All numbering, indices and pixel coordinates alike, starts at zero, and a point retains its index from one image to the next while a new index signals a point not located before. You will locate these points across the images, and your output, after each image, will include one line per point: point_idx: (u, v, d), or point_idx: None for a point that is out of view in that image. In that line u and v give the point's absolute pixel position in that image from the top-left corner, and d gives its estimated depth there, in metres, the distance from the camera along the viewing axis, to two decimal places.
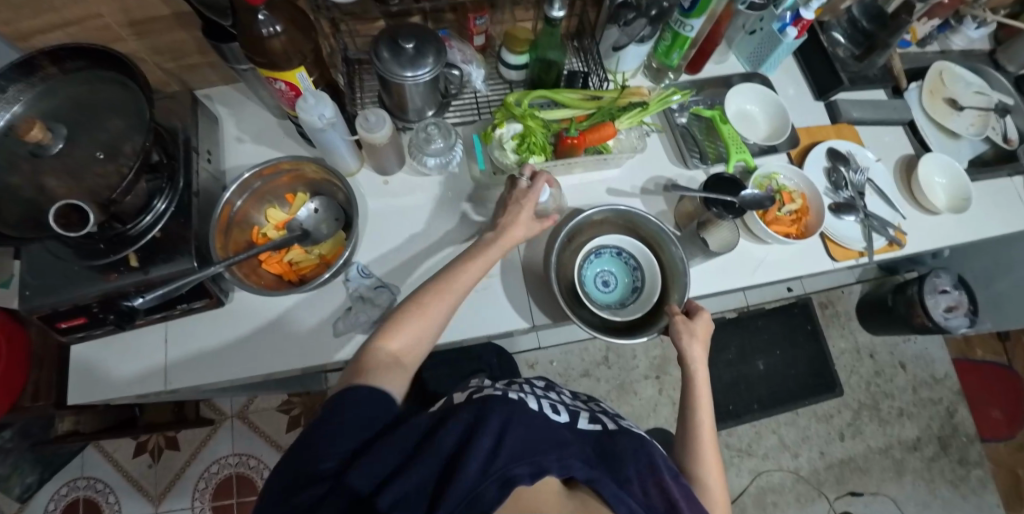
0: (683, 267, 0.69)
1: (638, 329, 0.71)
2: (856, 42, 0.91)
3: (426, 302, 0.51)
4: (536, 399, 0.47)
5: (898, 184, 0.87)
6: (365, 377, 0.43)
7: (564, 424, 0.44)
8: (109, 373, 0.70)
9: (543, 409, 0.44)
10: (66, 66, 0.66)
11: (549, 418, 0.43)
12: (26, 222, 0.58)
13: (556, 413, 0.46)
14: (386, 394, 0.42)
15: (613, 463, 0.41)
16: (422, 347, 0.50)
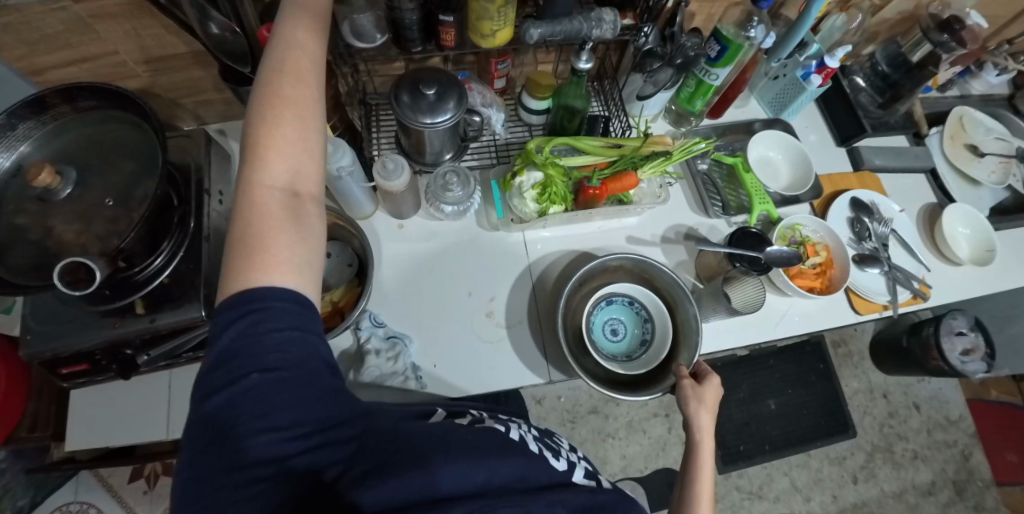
0: (696, 325, 0.65)
1: (645, 387, 0.67)
2: (877, 88, 0.90)
3: (272, 107, 0.37)
4: (526, 438, 0.40)
5: (921, 235, 0.85)
6: (255, 268, 0.33)
7: (560, 472, 0.36)
8: (110, 420, 0.67)
9: (541, 455, 0.37)
10: (79, 104, 0.65)
11: (544, 463, 0.36)
12: (31, 268, 0.56)
13: (556, 460, 0.38)
14: (295, 289, 0.33)
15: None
16: (309, 176, 0.38)
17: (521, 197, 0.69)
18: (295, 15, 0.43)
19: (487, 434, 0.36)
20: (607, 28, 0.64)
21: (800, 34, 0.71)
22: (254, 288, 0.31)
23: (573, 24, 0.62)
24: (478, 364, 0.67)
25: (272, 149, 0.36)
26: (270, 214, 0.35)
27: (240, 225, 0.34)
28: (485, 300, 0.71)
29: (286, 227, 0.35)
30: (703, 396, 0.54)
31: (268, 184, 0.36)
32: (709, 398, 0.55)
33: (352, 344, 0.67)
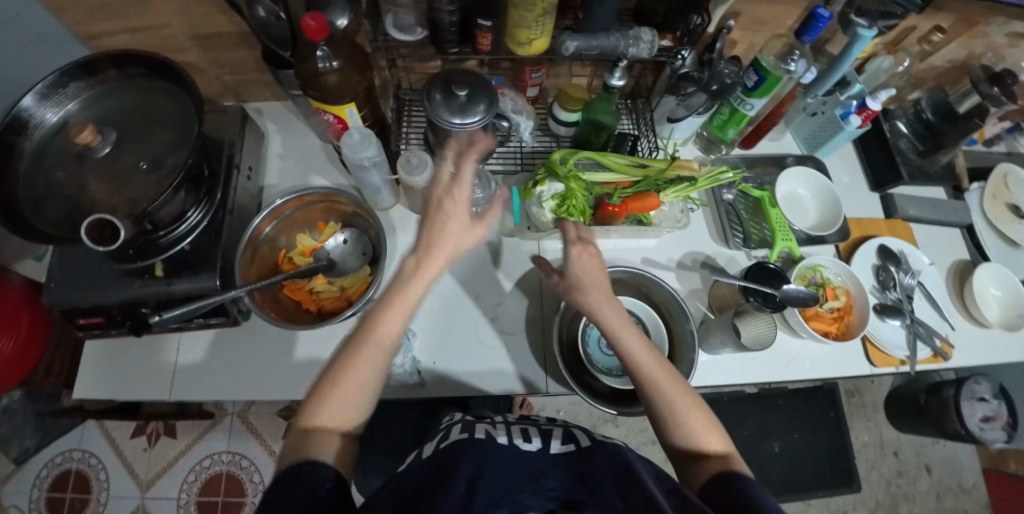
0: (694, 345, 0.63)
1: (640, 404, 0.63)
2: (918, 135, 0.87)
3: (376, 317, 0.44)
4: (501, 430, 0.41)
5: (949, 292, 0.82)
6: (305, 449, 0.38)
7: (535, 453, 0.37)
8: (119, 375, 0.69)
9: (511, 442, 0.38)
10: (127, 71, 0.68)
11: (515, 448, 0.37)
12: (62, 221, 0.59)
13: (528, 442, 0.39)
14: (316, 471, 0.35)
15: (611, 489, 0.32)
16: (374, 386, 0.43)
17: (539, 205, 0.70)
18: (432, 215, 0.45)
19: (463, 443, 0.37)
20: (643, 47, 0.63)
21: (839, 73, 0.69)
22: (283, 472, 0.35)
23: (609, 40, 0.61)
24: (477, 367, 0.67)
25: (356, 357, 0.42)
26: (326, 420, 0.40)
27: (305, 413, 0.41)
28: (491, 305, 0.71)
29: (325, 439, 0.39)
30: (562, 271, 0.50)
31: (340, 389, 0.41)
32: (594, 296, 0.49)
33: (358, 334, 0.68)
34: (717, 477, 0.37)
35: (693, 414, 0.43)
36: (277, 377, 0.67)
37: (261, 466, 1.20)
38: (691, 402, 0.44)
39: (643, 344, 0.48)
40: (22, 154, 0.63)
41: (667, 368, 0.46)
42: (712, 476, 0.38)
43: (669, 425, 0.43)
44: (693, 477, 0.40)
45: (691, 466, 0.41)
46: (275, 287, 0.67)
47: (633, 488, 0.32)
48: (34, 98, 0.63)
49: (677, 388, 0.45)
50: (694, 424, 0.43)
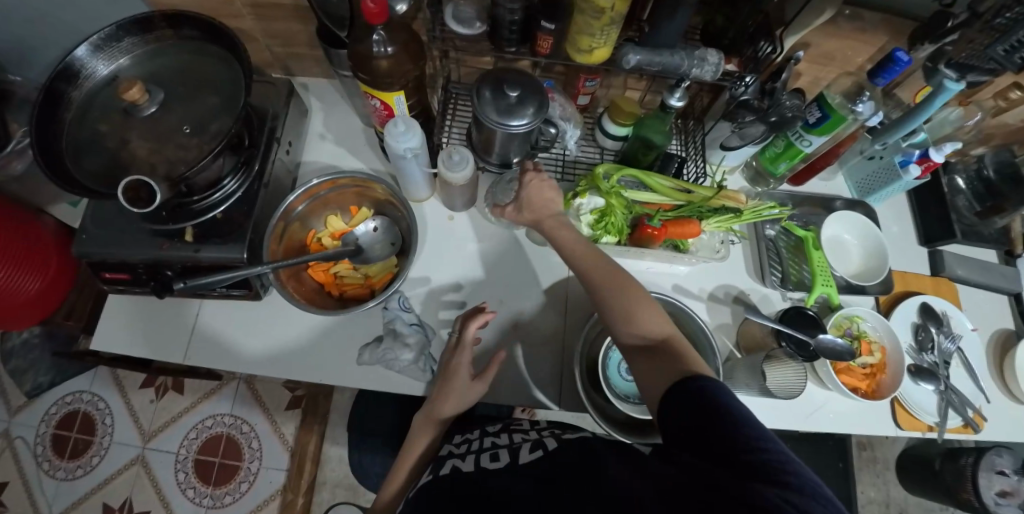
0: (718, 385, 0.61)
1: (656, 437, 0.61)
2: (976, 196, 0.83)
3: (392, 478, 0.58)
4: (469, 457, 0.48)
5: (989, 361, 0.77)
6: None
7: (500, 468, 0.43)
8: (139, 332, 0.70)
9: (478, 467, 0.45)
10: (182, 32, 0.68)
11: (481, 472, 0.44)
12: (103, 175, 0.60)
13: (494, 460, 0.45)
14: None
15: (579, 477, 0.36)
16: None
17: (576, 218, 0.69)
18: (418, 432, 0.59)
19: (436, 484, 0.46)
20: (707, 70, 0.61)
21: (914, 124, 0.65)
22: None
23: (673, 58, 0.59)
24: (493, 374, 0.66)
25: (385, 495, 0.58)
26: None
27: None
28: (515, 313, 0.70)
29: None
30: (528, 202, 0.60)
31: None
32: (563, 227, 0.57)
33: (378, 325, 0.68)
34: (685, 382, 0.36)
35: (648, 321, 0.46)
36: (297, 358, 0.67)
37: (261, 434, 1.21)
38: (653, 313, 0.46)
39: (608, 264, 0.52)
40: (69, 103, 0.63)
41: (631, 283, 0.50)
42: (665, 368, 0.40)
43: (626, 327, 0.47)
44: (641, 371, 0.42)
45: (641, 367, 0.43)
46: (300, 268, 0.67)
47: (595, 475, 0.35)
48: (88, 48, 0.63)
49: (636, 301, 0.48)
50: (647, 325, 0.46)
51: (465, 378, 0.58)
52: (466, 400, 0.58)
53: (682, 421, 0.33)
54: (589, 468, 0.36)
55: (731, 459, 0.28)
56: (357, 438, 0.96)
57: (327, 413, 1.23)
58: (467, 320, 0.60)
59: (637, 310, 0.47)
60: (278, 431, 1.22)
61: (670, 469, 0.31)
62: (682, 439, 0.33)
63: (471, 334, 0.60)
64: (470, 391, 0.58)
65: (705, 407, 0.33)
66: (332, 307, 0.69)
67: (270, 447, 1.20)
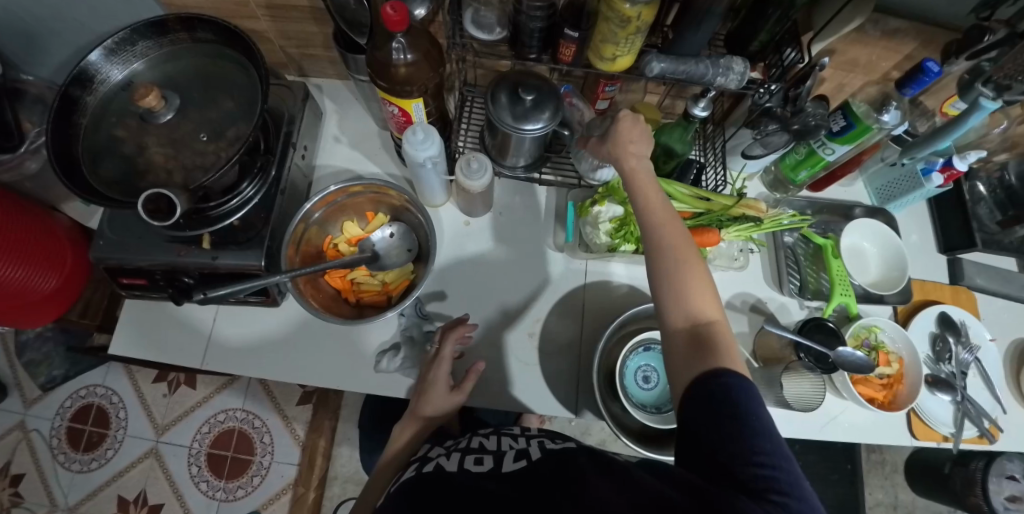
0: None
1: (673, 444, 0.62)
2: (999, 202, 0.82)
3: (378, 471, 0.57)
4: (454, 456, 0.45)
5: (1007, 373, 0.77)
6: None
7: (482, 473, 0.40)
8: (158, 335, 0.70)
9: (460, 468, 0.42)
10: (196, 36, 0.67)
11: (463, 473, 0.41)
12: (121, 181, 0.60)
13: (477, 464, 0.42)
14: None
15: (556, 489, 0.33)
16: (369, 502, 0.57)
17: (595, 226, 0.67)
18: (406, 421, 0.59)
19: (416, 478, 0.43)
20: (733, 78, 0.60)
21: (941, 143, 0.66)
22: None
23: (699, 67, 0.59)
24: (510, 380, 0.66)
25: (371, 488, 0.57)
26: None
27: None
28: (531, 320, 0.70)
29: None
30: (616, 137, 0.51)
31: None
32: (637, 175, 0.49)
33: (393, 330, 0.68)
34: (710, 372, 0.34)
35: (698, 298, 0.40)
36: (316, 365, 0.67)
37: (272, 429, 1.22)
38: (703, 287, 0.41)
39: (675, 224, 0.45)
40: (85, 109, 0.63)
41: (689, 249, 0.43)
42: (702, 356, 0.36)
43: (675, 302, 0.41)
44: (680, 356, 0.38)
45: (677, 350, 0.39)
46: (317, 275, 0.66)
47: (574, 487, 0.32)
48: (102, 53, 0.62)
49: (689, 269, 0.42)
50: (697, 302, 0.40)
51: (441, 391, 0.59)
52: (440, 412, 0.59)
53: (696, 416, 0.33)
54: (567, 480, 0.34)
55: (728, 468, 0.29)
56: (370, 436, 0.97)
57: (337, 409, 1.24)
58: (446, 331, 0.62)
59: (688, 284, 0.41)
60: (290, 426, 1.23)
61: (655, 479, 0.31)
62: (695, 430, 0.32)
63: (449, 349, 0.61)
64: (446, 403, 0.59)
65: (723, 409, 0.32)
66: (348, 313, 0.69)
67: (282, 442, 1.22)
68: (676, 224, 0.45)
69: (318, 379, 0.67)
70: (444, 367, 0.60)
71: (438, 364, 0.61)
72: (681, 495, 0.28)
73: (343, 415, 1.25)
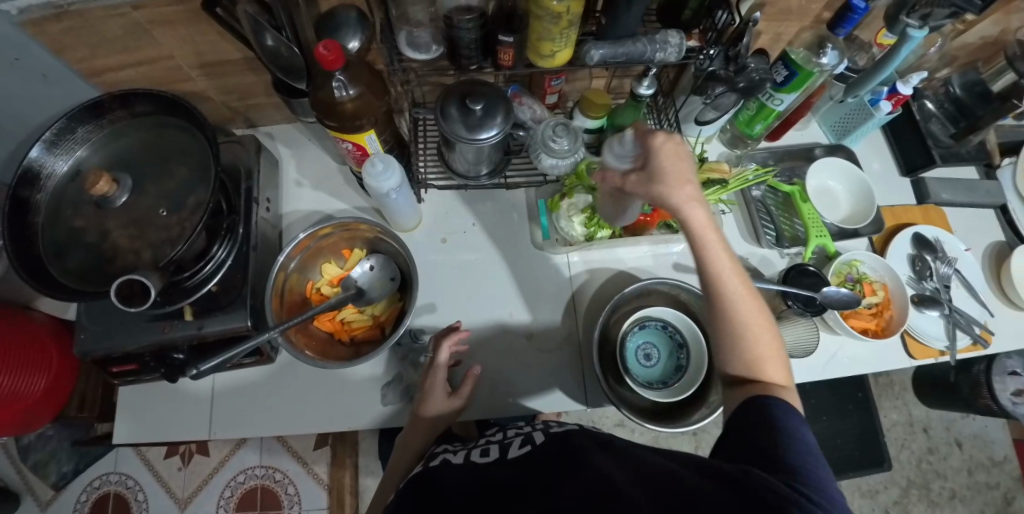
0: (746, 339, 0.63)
1: (682, 414, 0.63)
2: (949, 115, 0.84)
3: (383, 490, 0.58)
4: (461, 451, 0.47)
5: (987, 277, 0.80)
6: None
7: (488, 462, 0.41)
8: (158, 416, 0.69)
9: (466, 460, 0.43)
10: (136, 110, 0.67)
11: (470, 463, 0.42)
12: (90, 270, 0.59)
13: (484, 455, 0.43)
14: None
15: (559, 469, 0.35)
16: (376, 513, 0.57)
17: (569, 219, 0.70)
18: (411, 431, 0.58)
19: (425, 474, 0.44)
20: (671, 51, 0.61)
21: (883, 74, 0.68)
22: None
23: (637, 46, 0.59)
24: (516, 385, 0.67)
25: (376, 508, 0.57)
26: None
27: None
28: (525, 322, 0.71)
29: None
30: (670, 177, 0.40)
31: None
32: (705, 218, 0.41)
33: (393, 362, 0.69)
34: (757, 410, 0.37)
35: (765, 360, 0.41)
36: (326, 413, 0.67)
37: (295, 479, 1.21)
38: (771, 346, 0.41)
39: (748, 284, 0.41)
40: (38, 207, 0.61)
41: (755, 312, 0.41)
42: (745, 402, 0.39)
43: (736, 354, 0.41)
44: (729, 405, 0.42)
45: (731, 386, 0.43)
46: (307, 323, 0.66)
47: (576, 464, 0.34)
48: (43, 147, 0.61)
49: (756, 328, 0.41)
50: (762, 363, 0.41)
51: (440, 398, 0.59)
52: (439, 417, 0.59)
53: (740, 434, 0.36)
54: (569, 460, 0.35)
55: (764, 458, 0.32)
56: None
57: (356, 445, 1.23)
58: (439, 339, 0.61)
59: (754, 345, 0.41)
60: (312, 471, 1.22)
61: (668, 461, 0.32)
62: (734, 435, 0.36)
63: (444, 357, 0.60)
64: (446, 407, 0.59)
65: (758, 421, 0.36)
66: (346, 355, 0.69)
67: (307, 489, 1.21)
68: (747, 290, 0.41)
69: (327, 424, 0.67)
70: (441, 374, 0.60)
71: (436, 371, 0.61)
72: (694, 474, 0.29)
73: (363, 449, 1.26)
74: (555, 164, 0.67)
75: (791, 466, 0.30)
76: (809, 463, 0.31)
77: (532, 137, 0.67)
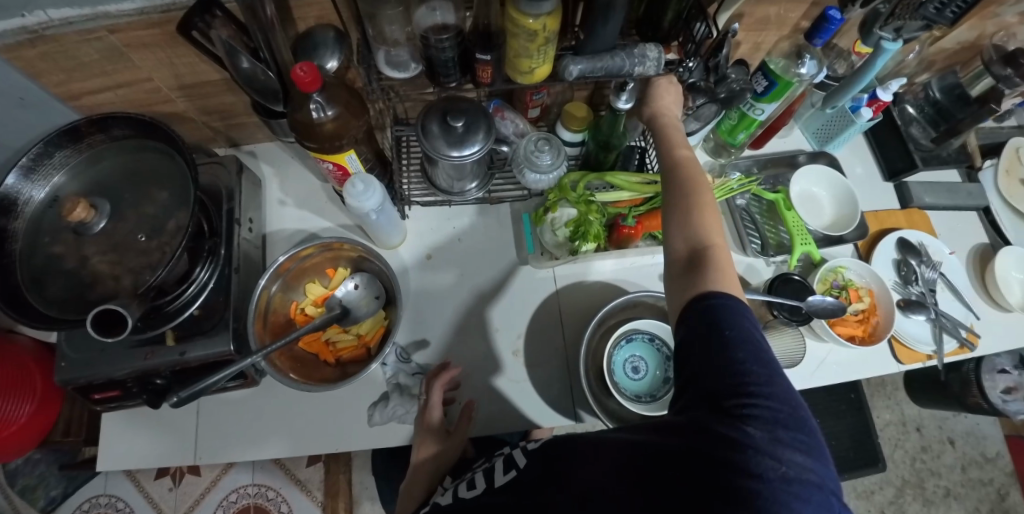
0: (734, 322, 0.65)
1: None
2: (929, 119, 0.85)
3: None
4: (449, 489, 0.47)
5: (972, 278, 0.80)
6: None
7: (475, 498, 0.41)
8: (144, 442, 0.68)
9: (456, 498, 0.44)
10: (113, 133, 0.66)
11: (458, 503, 0.42)
12: (69, 298, 0.58)
13: (471, 488, 0.43)
14: None
15: (547, 485, 0.34)
16: None
17: (553, 231, 0.70)
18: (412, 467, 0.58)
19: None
20: (650, 65, 0.60)
21: (861, 82, 0.68)
22: None
23: (614, 61, 0.60)
24: (506, 403, 0.66)
25: None
26: None
27: None
28: (513, 338, 0.70)
29: None
30: (657, 101, 0.62)
31: None
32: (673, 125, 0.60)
33: (381, 382, 0.68)
34: (702, 298, 0.37)
35: (705, 231, 0.45)
36: (313, 433, 0.67)
37: (289, 496, 1.20)
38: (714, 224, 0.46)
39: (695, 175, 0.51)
40: (16, 234, 0.61)
41: (699, 193, 0.48)
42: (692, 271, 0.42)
43: (681, 232, 0.46)
44: (678, 277, 0.43)
45: (677, 273, 0.44)
46: (290, 345, 0.66)
47: (563, 477, 0.33)
48: (19, 174, 0.61)
49: (697, 204, 0.47)
50: (702, 234, 0.45)
51: (438, 436, 0.58)
52: (442, 454, 0.58)
53: (693, 340, 0.35)
54: (554, 473, 0.35)
55: (719, 384, 0.31)
56: (385, 486, 0.94)
57: (349, 460, 1.23)
58: (431, 380, 0.62)
59: (699, 217, 0.47)
60: (306, 488, 1.21)
61: (634, 433, 0.33)
62: (687, 347, 0.36)
63: (437, 396, 0.60)
64: (444, 445, 0.58)
65: (710, 330, 0.35)
66: (332, 376, 0.68)
67: (301, 506, 1.19)
68: (695, 177, 0.50)
69: (316, 447, 0.66)
70: (437, 403, 0.60)
71: (430, 411, 0.60)
72: (665, 450, 0.29)
73: (356, 465, 1.25)
74: (538, 179, 0.67)
75: (740, 388, 0.30)
76: (759, 371, 0.31)
77: (515, 151, 0.68)
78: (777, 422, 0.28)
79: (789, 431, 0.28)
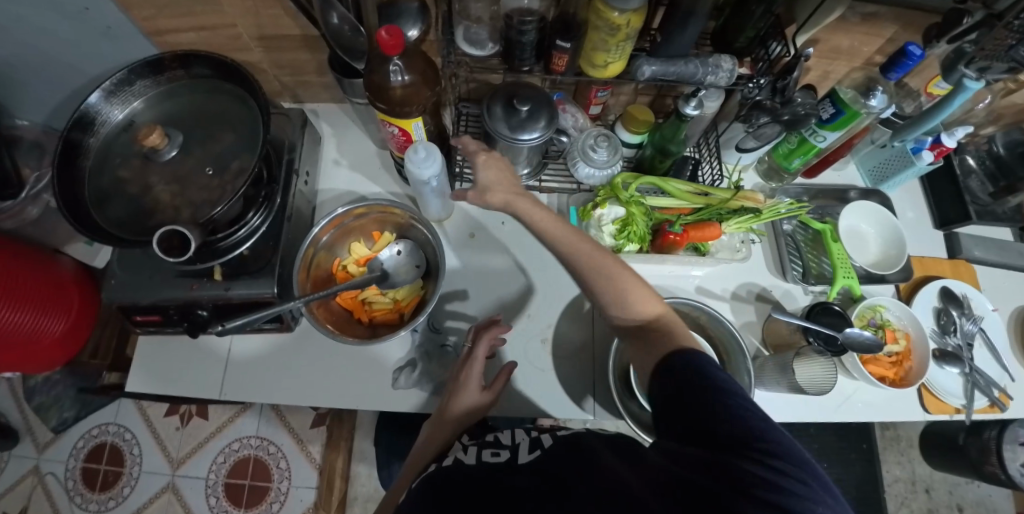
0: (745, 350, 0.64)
1: None
2: (988, 172, 0.83)
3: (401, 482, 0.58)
4: (471, 450, 0.47)
5: (1012, 340, 0.78)
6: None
7: (499, 465, 0.41)
8: (173, 371, 0.70)
9: (478, 461, 0.43)
10: (192, 72, 0.68)
11: (481, 465, 0.42)
12: (128, 220, 0.60)
13: (495, 455, 0.43)
14: None
15: (571, 479, 0.34)
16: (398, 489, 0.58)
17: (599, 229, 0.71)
18: (431, 426, 0.58)
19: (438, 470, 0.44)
20: (722, 75, 0.61)
21: (931, 122, 0.68)
22: None
23: (688, 67, 0.61)
24: (527, 385, 0.67)
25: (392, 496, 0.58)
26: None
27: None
28: (542, 326, 0.71)
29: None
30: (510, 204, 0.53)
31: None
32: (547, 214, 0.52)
33: (408, 347, 0.69)
34: (671, 360, 0.37)
35: (637, 309, 0.46)
36: (337, 388, 0.68)
37: (288, 454, 1.22)
38: (643, 295, 0.46)
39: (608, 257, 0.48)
40: (88, 152, 0.63)
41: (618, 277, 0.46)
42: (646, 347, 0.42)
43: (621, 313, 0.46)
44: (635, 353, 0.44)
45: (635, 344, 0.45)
46: (329, 299, 0.67)
47: (591, 474, 0.34)
48: (102, 96, 0.63)
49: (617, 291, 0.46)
50: (638, 309, 0.46)
51: (472, 392, 0.59)
52: (471, 411, 0.58)
53: (676, 401, 0.34)
54: (583, 468, 0.35)
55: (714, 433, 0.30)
56: (388, 457, 0.95)
57: (352, 429, 1.23)
58: (481, 332, 0.62)
59: (625, 298, 0.46)
60: (305, 449, 1.22)
61: (662, 460, 0.31)
62: (666, 404, 0.35)
63: (483, 348, 0.61)
64: (478, 400, 0.59)
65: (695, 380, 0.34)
66: (362, 334, 0.70)
67: (298, 466, 1.21)
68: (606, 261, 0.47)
69: (338, 402, 0.68)
70: (478, 360, 0.61)
71: (471, 364, 0.61)
72: (692, 481, 0.27)
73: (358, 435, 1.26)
74: (590, 173, 0.69)
75: (749, 430, 0.29)
76: (754, 418, 0.30)
77: (572, 144, 0.70)
78: (791, 462, 0.26)
79: (811, 470, 0.26)
